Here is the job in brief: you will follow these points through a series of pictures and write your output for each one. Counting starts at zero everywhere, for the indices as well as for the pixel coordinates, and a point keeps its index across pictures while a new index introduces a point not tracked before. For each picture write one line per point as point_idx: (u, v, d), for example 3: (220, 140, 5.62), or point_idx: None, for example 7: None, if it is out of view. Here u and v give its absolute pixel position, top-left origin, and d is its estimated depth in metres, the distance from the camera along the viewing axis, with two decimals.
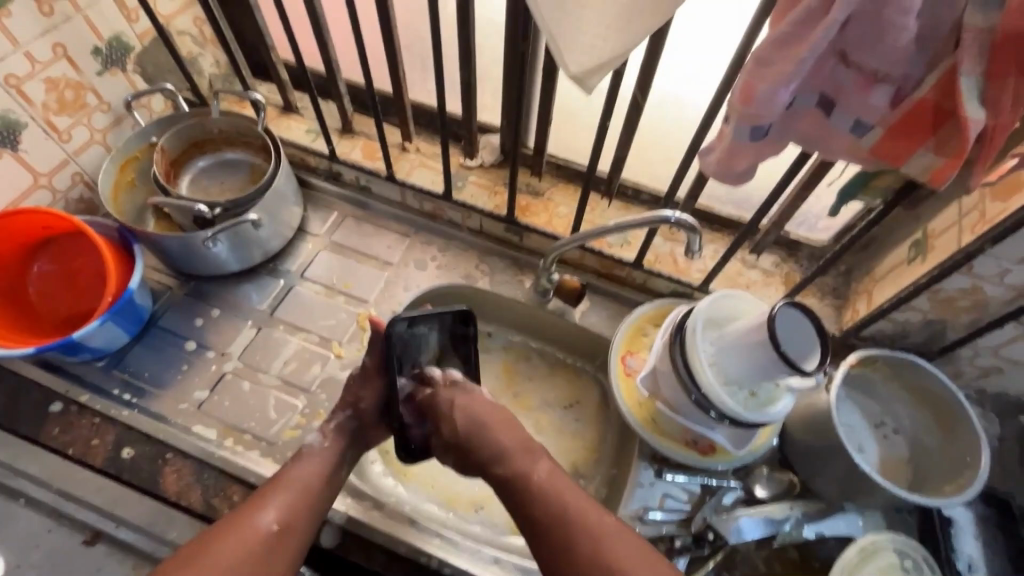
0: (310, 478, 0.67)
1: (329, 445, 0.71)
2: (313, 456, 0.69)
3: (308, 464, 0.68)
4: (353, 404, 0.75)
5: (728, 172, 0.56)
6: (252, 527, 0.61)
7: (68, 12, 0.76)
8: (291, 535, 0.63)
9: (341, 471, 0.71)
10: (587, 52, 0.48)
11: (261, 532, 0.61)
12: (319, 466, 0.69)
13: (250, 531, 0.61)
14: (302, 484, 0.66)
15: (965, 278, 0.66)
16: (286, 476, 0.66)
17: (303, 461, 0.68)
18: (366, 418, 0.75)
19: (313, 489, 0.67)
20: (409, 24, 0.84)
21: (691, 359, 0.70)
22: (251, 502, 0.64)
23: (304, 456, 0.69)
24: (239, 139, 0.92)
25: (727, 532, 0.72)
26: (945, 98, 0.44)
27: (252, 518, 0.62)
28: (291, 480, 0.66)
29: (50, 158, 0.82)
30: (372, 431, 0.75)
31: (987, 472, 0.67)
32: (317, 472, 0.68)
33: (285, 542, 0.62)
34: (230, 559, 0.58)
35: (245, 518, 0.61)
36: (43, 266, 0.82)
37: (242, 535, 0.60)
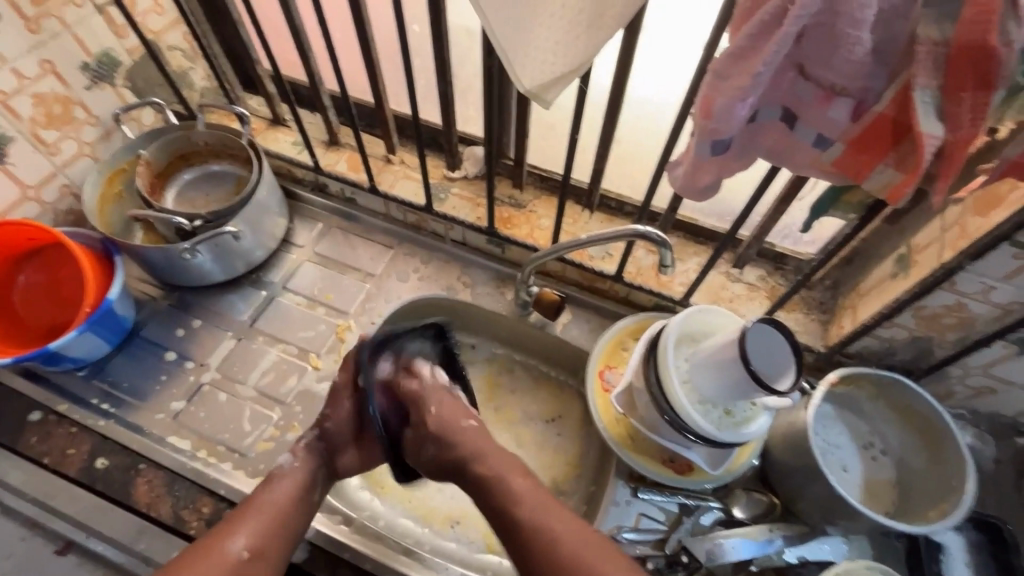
0: (281, 501, 0.67)
1: (300, 464, 0.71)
2: (286, 478, 0.69)
3: (279, 487, 0.68)
4: (320, 424, 0.75)
5: (691, 187, 0.54)
6: (222, 554, 0.61)
7: (55, 29, 0.78)
8: (262, 560, 0.63)
9: (315, 491, 0.71)
10: (543, 68, 0.48)
11: (230, 560, 0.61)
12: (292, 489, 0.69)
13: (219, 559, 0.61)
14: (274, 508, 0.66)
15: (949, 294, 0.64)
16: (257, 501, 0.66)
17: (274, 484, 0.68)
18: (334, 440, 0.74)
19: (285, 513, 0.67)
20: (388, 38, 0.84)
21: (664, 376, 0.68)
22: (220, 529, 0.64)
23: (275, 478, 0.69)
24: (225, 151, 0.93)
25: (702, 554, 0.69)
26: (905, 111, 0.43)
27: (221, 546, 0.62)
28: (260, 504, 0.66)
29: (38, 171, 0.83)
30: (341, 452, 0.75)
31: (971, 498, 0.64)
32: (289, 494, 0.68)
33: (256, 567, 0.62)
34: None
35: (214, 547, 0.61)
36: (29, 277, 0.83)
37: (211, 563, 0.60)
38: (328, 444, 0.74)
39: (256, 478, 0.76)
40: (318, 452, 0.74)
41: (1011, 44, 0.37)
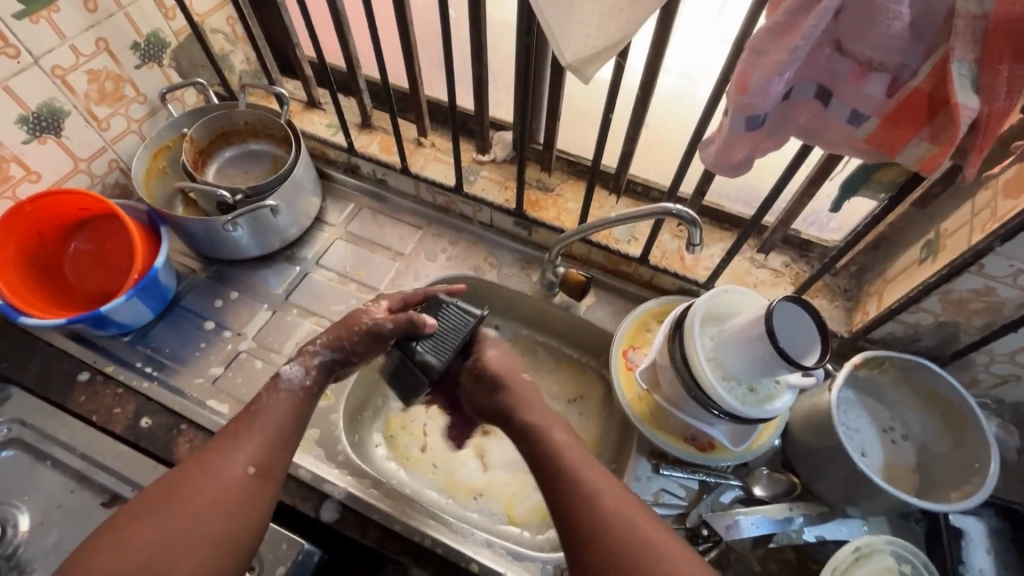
0: (284, 418, 0.64)
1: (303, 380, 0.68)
2: (289, 394, 0.66)
3: (280, 403, 0.65)
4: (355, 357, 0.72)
5: (724, 163, 0.56)
6: (225, 469, 0.58)
7: (111, 9, 0.82)
8: (268, 477, 0.60)
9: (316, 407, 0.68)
10: (584, 42, 0.50)
11: (235, 477, 0.58)
12: (295, 405, 0.66)
13: (223, 473, 0.58)
14: (277, 424, 0.64)
15: (977, 278, 0.64)
16: (259, 417, 0.63)
17: (275, 398, 0.65)
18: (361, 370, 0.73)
19: (287, 428, 0.64)
20: (425, 21, 0.86)
21: (690, 352, 0.70)
22: (222, 444, 0.60)
23: (276, 391, 0.66)
24: (263, 131, 0.97)
25: (722, 529, 0.71)
26: (941, 85, 0.44)
27: (224, 462, 0.59)
28: (262, 419, 0.63)
29: (89, 144, 0.87)
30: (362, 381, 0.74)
31: (994, 480, 0.65)
32: (290, 408, 0.65)
33: (262, 483, 0.60)
34: (204, 499, 0.56)
35: (216, 463, 0.58)
36: (79, 245, 0.88)
37: (215, 479, 0.57)
38: (342, 358, 0.71)
39: None
40: (327, 368, 0.70)
41: None
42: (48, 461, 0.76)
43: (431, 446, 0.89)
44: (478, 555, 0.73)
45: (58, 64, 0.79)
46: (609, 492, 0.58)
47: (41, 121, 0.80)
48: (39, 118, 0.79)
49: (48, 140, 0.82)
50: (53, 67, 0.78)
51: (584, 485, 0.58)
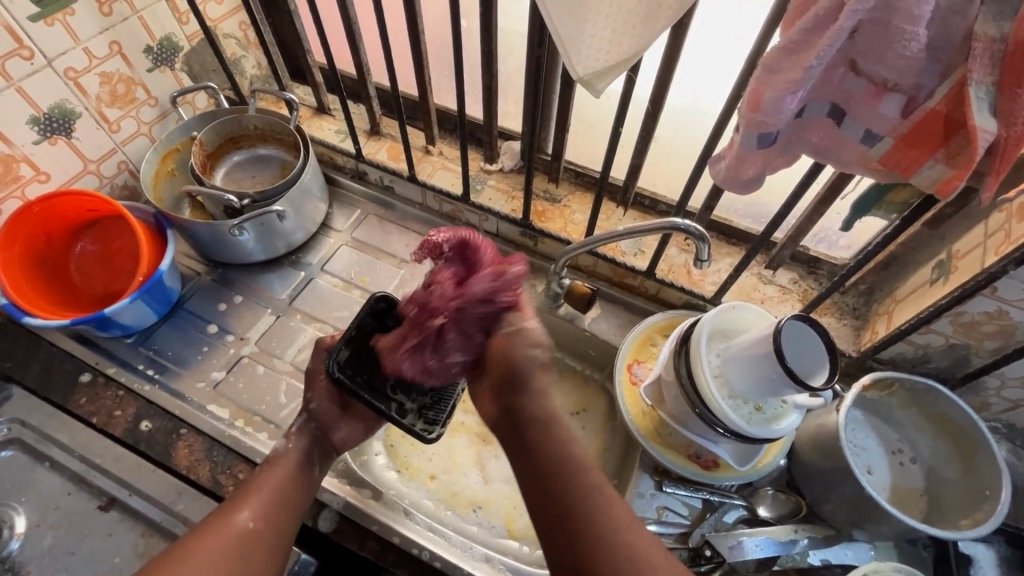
0: (282, 478, 0.65)
1: (295, 444, 0.69)
2: (283, 457, 0.67)
3: (279, 466, 0.66)
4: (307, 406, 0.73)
5: (735, 179, 0.55)
6: (228, 526, 0.57)
7: (125, 13, 0.82)
8: (269, 532, 0.59)
9: (312, 472, 0.68)
10: (596, 57, 0.50)
11: (235, 529, 0.57)
12: (292, 466, 0.66)
13: (225, 530, 0.57)
14: (278, 484, 0.64)
15: (990, 301, 0.63)
16: (261, 476, 0.64)
17: (273, 463, 0.66)
18: (322, 419, 0.72)
19: (291, 490, 0.64)
20: (436, 30, 0.86)
21: (696, 369, 0.69)
22: (224, 501, 0.60)
23: (271, 457, 0.67)
24: (272, 136, 0.97)
25: (726, 550, 0.69)
26: (958, 107, 0.43)
27: (226, 520, 0.58)
28: (263, 479, 0.64)
29: (99, 146, 0.88)
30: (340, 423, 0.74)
31: (1006, 507, 0.64)
32: (290, 469, 0.66)
33: (263, 541, 0.58)
34: (204, 559, 0.54)
35: (216, 520, 0.58)
36: (85, 246, 0.88)
37: (216, 531, 0.57)
38: (320, 423, 0.72)
39: None
40: (309, 433, 0.71)
41: None
42: (46, 463, 0.76)
43: (431, 456, 0.88)
44: (477, 569, 0.72)
45: (71, 66, 0.79)
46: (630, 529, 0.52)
47: (51, 122, 0.80)
48: (50, 119, 0.80)
49: (58, 140, 0.82)
50: (65, 68, 0.79)
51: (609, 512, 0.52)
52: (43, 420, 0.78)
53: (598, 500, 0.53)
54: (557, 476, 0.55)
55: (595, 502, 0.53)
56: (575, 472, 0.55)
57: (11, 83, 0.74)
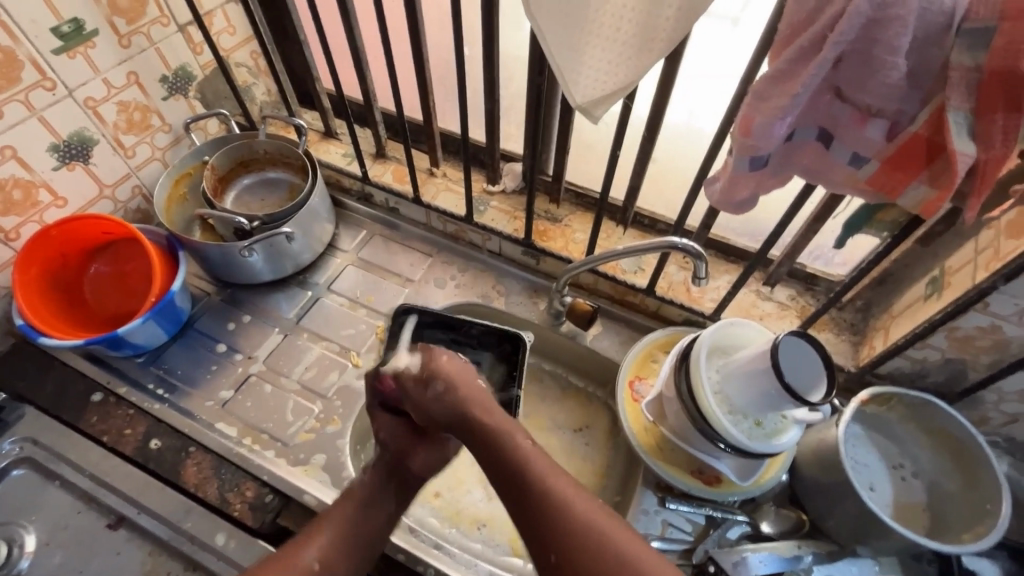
0: (357, 515, 0.65)
1: (370, 477, 0.68)
2: (362, 493, 0.67)
3: (350, 504, 0.66)
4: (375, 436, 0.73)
5: (729, 201, 0.58)
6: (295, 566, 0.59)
7: (142, 45, 0.86)
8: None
9: (389, 510, 0.68)
10: (594, 86, 0.53)
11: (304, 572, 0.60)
12: (369, 503, 0.67)
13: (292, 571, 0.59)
14: (349, 526, 0.64)
15: (983, 316, 0.65)
16: (329, 514, 0.65)
17: (353, 497, 0.67)
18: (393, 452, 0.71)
19: (362, 529, 0.65)
20: (439, 58, 0.90)
21: (696, 385, 0.70)
22: (296, 540, 0.63)
23: (346, 495, 0.67)
24: (281, 160, 1.00)
25: (728, 565, 0.70)
26: (939, 132, 0.46)
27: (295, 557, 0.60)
28: (333, 519, 0.65)
29: (115, 171, 0.91)
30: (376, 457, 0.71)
31: (1007, 521, 0.64)
32: (363, 507, 0.66)
33: None
34: None
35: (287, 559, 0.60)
36: (99, 268, 0.90)
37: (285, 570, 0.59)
38: (396, 450, 0.71)
39: (296, 467, 0.79)
40: (384, 463, 0.70)
41: None
42: (56, 482, 0.78)
43: (436, 473, 0.89)
44: None
45: (90, 95, 0.83)
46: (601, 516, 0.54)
47: (70, 148, 0.84)
48: (69, 146, 0.83)
49: (76, 166, 0.85)
50: (85, 98, 0.82)
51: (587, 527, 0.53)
52: (55, 439, 0.79)
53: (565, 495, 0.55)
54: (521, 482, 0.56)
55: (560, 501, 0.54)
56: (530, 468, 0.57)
57: (34, 113, 0.77)
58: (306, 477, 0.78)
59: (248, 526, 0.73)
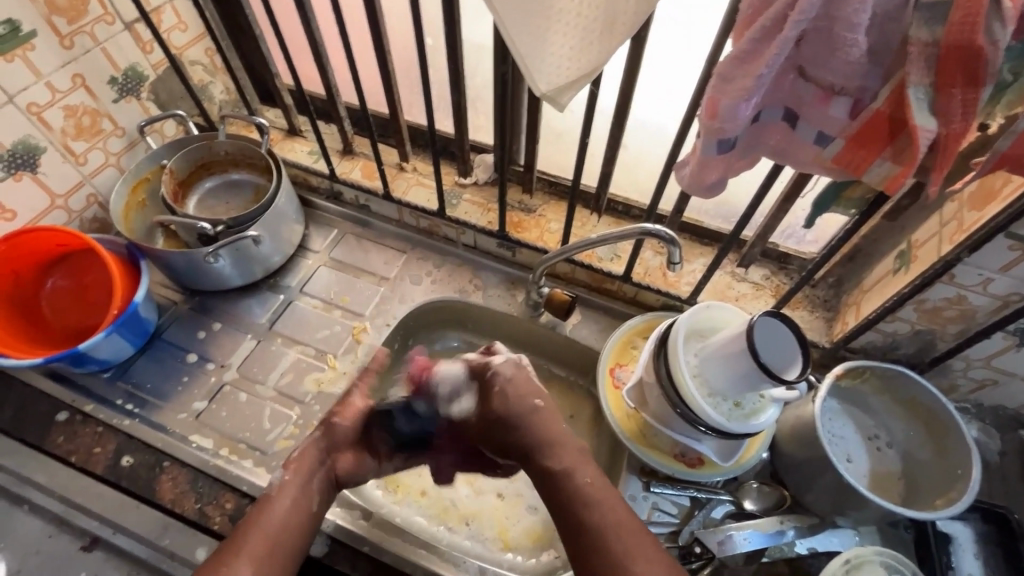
0: (285, 516, 0.64)
1: (290, 478, 0.67)
2: (280, 496, 0.65)
3: (273, 505, 0.64)
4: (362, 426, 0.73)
5: (699, 185, 0.57)
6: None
7: (87, 45, 0.82)
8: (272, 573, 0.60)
9: (315, 501, 0.67)
10: (560, 73, 0.51)
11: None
12: (291, 506, 0.65)
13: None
14: (272, 526, 0.62)
15: (949, 287, 0.66)
16: (255, 516, 0.63)
17: (269, 503, 0.64)
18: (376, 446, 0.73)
19: (286, 535, 0.63)
20: (402, 48, 0.87)
21: (675, 370, 0.70)
22: (218, 554, 0.60)
23: (264, 499, 0.65)
24: (244, 161, 0.97)
25: (715, 546, 0.71)
26: (900, 108, 0.45)
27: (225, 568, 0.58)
28: (257, 521, 0.62)
29: (66, 180, 0.87)
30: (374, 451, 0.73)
31: (977, 485, 0.66)
32: (286, 510, 0.64)
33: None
34: None
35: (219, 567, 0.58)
36: (56, 282, 0.86)
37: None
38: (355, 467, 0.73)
39: (277, 476, 0.77)
40: (311, 463, 0.69)
41: (997, 43, 0.40)
42: (26, 506, 0.76)
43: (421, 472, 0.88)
44: None
45: (33, 101, 0.78)
46: (628, 537, 0.59)
47: (16, 158, 0.79)
48: (14, 154, 0.79)
49: (24, 177, 0.81)
50: (28, 103, 0.78)
51: (613, 541, 0.58)
52: (21, 462, 0.77)
53: (600, 511, 0.61)
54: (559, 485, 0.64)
55: (593, 506, 0.61)
56: (571, 477, 0.64)
57: None
58: None
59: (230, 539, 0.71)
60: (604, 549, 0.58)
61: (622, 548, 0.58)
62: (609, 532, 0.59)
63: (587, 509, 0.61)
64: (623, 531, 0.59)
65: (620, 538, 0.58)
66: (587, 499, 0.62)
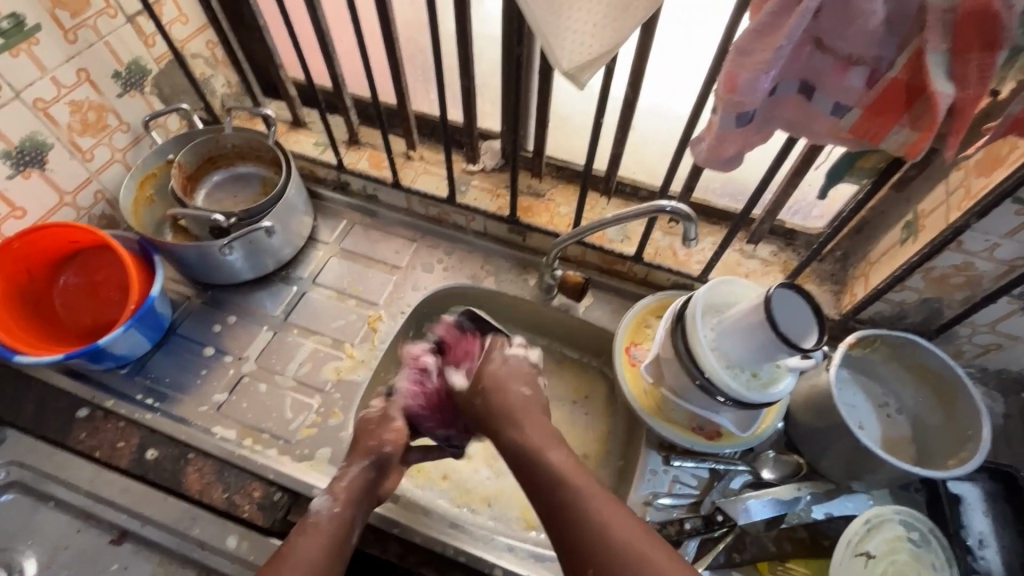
0: (321, 552, 0.62)
1: (339, 511, 0.66)
2: (320, 529, 0.64)
3: (313, 536, 0.63)
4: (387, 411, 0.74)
5: (716, 159, 0.58)
6: None
7: (90, 38, 0.81)
8: None
9: (352, 537, 0.66)
10: (581, 50, 0.52)
11: None
12: (328, 540, 0.64)
13: None
14: (309, 560, 0.61)
15: (957, 254, 0.68)
16: (294, 546, 0.62)
17: (309, 534, 0.63)
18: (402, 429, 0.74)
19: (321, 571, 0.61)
20: (409, 36, 0.87)
21: (693, 344, 0.71)
22: None
23: (307, 528, 0.64)
24: (251, 153, 0.96)
25: (736, 513, 0.73)
26: (917, 75, 0.47)
27: None
28: (295, 551, 0.61)
29: (74, 176, 0.86)
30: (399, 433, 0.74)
31: (988, 445, 0.68)
32: (325, 544, 0.63)
33: None
34: None
35: None
36: (68, 279, 0.86)
37: None
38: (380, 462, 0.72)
39: (302, 463, 0.78)
40: (358, 491, 0.69)
41: (1012, 7, 0.41)
42: (51, 502, 0.76)
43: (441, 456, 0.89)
44: (501, 560, 0.73)
45: (39, 96, 0.78)
46: (608, 508, 0.58)
47: (24, 155, 0.79)
48: (22, 152, 0.78)
49: (32, 173, 0.81)
50: (34, 99, 0.77)
51: (588, 511, 0.58)
52: (44, 459, 0.77)
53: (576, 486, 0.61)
54: (532, 466, 0.65)
55: (569, 481, 0.61)
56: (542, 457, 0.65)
57: None
58: (312, 472, 0.77)
59: (259, 526, 0.72)
60: (581, 524, 0.58)
61: (601, 519, 0.57)
62: (585, 502, 0.59)
63: (556, 485, 0.62)
64: (596, 499, 0.59)
65: (596, 507, 0.58)
66: (563, 474, 0.62)
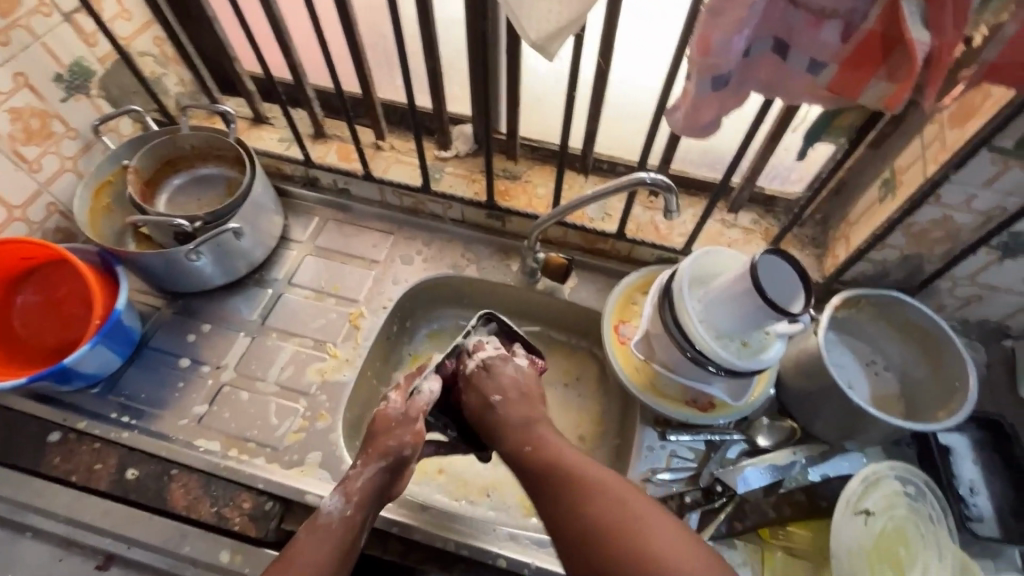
0: (325, 558, 0.60)
1: (350, 513, 0.64)
2: (327, 532, 0.62)
3: (320, 541, 0.61)
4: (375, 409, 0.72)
5: (694, 126, 0.57)
6: None
7: (24, 40, 0.76)
8: None
9: (360, 541, 0.64)
10: (548, 18, 0.49)
11: None
12: (334, 545, 0.61)
13: None
14: (314, 564, 0.59)
15: (935, 208, 0.68)
16: (298, 550, 0.60)
17: (317, 537, 0.61)
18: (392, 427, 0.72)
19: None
20: (368, 21, 0.83)
21: (682, 317, 0.71)
22: None
23: (313, 530, 0.62)
24: (212, 153, 0.92)
25: (734, 482, 0.74)
26: (893, 25, 0.46)
27: None
28: (299, 555, 0.60)
29: (23, 189, 0.81)
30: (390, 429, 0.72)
31: (975, 394, 0.69)
32: (331, 551, 0.61)
33: None
34: None
35: None
36: (27, 298, 0.81)
37: None
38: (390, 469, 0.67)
39: (291, 470, 0.76)
40: (373, 492, 0.66)
41: None
42: (29, 533, 0.73)
43: None
44: (503, 549, 0.72)
45: None
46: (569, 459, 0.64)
47: None
48: None
49: None
50: None
51: (555, 461, 0.63)
52: (18, 488, 0.73)
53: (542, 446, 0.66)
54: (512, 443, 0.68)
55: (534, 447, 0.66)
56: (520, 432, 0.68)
57: None
58: (303, 478, 0.75)
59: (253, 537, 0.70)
60: (551, 475, 0.62)
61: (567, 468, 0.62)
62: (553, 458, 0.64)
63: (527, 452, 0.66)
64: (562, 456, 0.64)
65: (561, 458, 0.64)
66: (538, 442, 0.66)
